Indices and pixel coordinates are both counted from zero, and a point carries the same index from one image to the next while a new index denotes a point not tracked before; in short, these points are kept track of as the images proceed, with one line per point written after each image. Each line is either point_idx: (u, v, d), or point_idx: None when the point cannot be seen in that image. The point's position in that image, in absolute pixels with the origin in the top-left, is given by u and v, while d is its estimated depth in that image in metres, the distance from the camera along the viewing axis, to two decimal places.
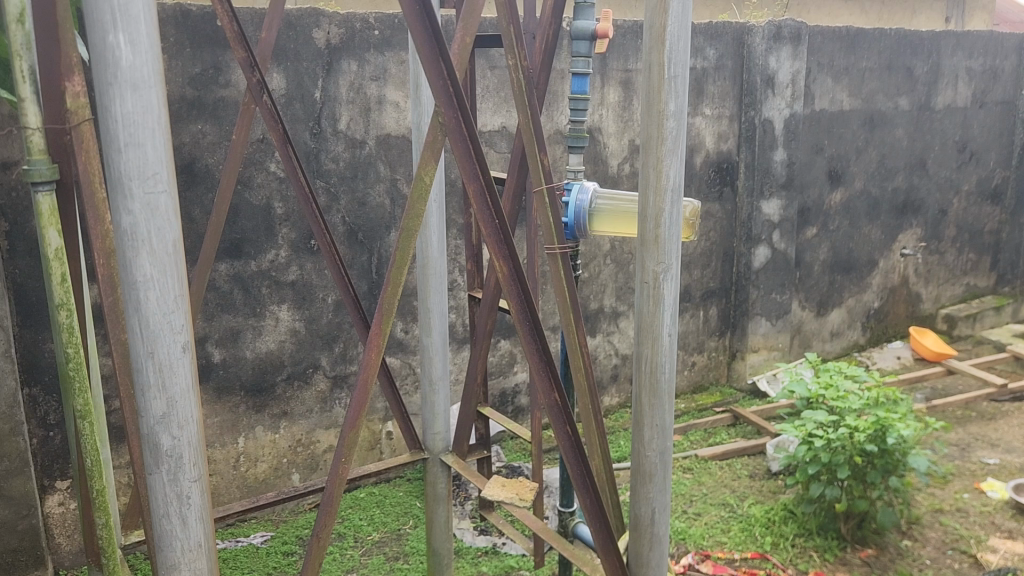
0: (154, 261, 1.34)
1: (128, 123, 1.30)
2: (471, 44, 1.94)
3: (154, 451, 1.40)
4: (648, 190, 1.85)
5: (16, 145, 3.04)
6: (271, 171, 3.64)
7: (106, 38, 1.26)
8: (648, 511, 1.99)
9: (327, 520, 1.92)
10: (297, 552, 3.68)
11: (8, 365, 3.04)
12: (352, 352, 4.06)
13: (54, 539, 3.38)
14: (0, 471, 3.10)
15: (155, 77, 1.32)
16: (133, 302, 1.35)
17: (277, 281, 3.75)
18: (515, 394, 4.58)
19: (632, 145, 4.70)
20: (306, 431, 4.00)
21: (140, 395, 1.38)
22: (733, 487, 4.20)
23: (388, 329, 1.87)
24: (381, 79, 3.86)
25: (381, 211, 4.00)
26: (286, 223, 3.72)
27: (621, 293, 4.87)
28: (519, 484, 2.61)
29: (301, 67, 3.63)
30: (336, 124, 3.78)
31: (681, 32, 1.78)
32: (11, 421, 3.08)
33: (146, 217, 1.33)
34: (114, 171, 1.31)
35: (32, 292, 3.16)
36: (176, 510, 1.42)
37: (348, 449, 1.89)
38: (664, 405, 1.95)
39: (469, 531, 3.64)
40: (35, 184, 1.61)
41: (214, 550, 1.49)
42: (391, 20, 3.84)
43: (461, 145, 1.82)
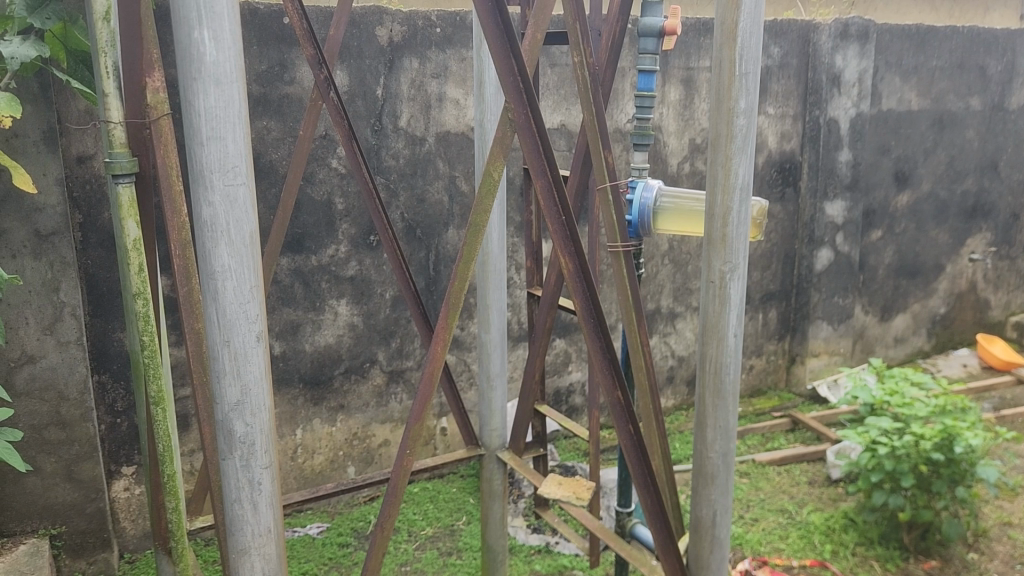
0: (232, 251, 1.37)
1: (210, 117, 1.33)
2: (540, 41, 1.95)
3: (228, 437, 1.43)
4: (716, 189, 1.84)
5: (92, 139, 3.15)
6: (333, 167, 3.69)
7: (191, 34, 1.30)
8: (709, 514, 1.97)
9: (391, 510, 1.95)
10: (352, 544, 3.72)
11: (80, 352, 3.14)
12: (408, 348, 4.11)
13: (119, 523, 3.49)
14: (70, 456, 3.20)
15: (237, 73, 1.35)
16: (211, 291, 1.38)
17: (337, 276, 3.81)
18: (570, 393, 4.57)
19: (692, 144, 4.65)
20: (362, 425, 4.05)
21: (216, 381, 1.41)
22: (791, 493, 4.13)
23: (453, 325, 1.88)
24: (441, 77, 3.89)
25: (439, 208, 4.03)
26: (347, 218, 3.78)
27: (678, 294, 4.83)
28: (576, 483, 2.61)
29: (364, 64, 3.66)
30: (397, 121, 3.81)
31: (753, 28, 1.76)
32: (83, 407, 3.18)
33: (225, 209, 1.36)
34: (196, 164, 1.34)
35: (103, 282, 3.26)
36: (248, 495, 1.45)
37: (411, 442, 1.91)
38: (729, 406, 1.93)
39: (523, 529, 3.64)
40: (116, 176, 1.67)
41: (282, 537, 1.52)
42: (453, 18, 3.87)
43: (530, 142, 1.83)
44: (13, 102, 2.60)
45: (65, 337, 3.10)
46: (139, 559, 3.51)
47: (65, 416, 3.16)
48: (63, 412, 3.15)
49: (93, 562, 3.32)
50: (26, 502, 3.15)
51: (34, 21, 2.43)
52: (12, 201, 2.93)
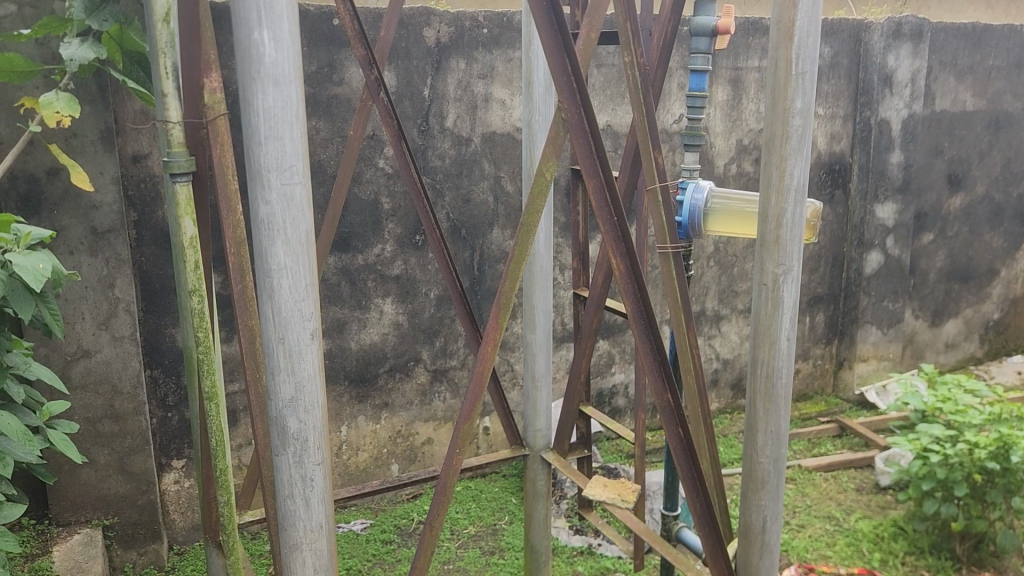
0: (288, 249, 1.39)
1: (269, 117, 1.35)
2: (594, 40, 1.95)
3: (281, 433, 1.45)
4: (769, 190, 1.81)
5: (147, 138, 3.23)
6: (380, 167, 3.72)
7: (251, 35, 1.32)
8: (759, 519, 1.95)
9: (441, 508, 1.96)
10: (396, 541, 3.75)
11: (133, 347, 3.20)
12: (452, 347, 4.13)
13: (169, 516, 3.56)
14: (123, 449, 3.27)
15: (295, 73, 1.36)
16: (267, 289, 1.40)
17: (382, 275, 3.84)
18: (613, 394, 4.55)
19: (740, 146, 4.59)
20: (405, 423, 4.07)
21: (271, 377, 1.43)
22: (839, 500, 4.06)
23: (504, 324, 1.89)
24: (488, 77, 3.90)
25: (484, 208, 4.04)
26: (393, 218, 3.81)
27: (724, 296, 4.78)
28: (621, 485, 2.59)
29: (411, 65, 3.69)
30: (444, 122, 3.83)
31: (811, 28, 1.74)
32: (135, 401, 3.25)
33: (282, 208, 1.38)
34: (254, 163, 1.36)
35: (157, 278, 3.34)
36: (300, 491, 1.47)
37: (461, 440, 1.92)
38: (780, 411, 1.91)
39: (565, 530, 3.63)
40: (173, 175, 1.70)
41: (334, 534, 1.53)
42: (500, 18, 3.87)
43: (582, 141, 1.82)
44: (72, 102, 2.67)
45: (119, 332, 3.17)
46: (188, 551, 3.58)
47: (118, 410, 3.23)
48: (116, 406, 3.22)
49: (144, 553, 3.39)
50: (80, 492, 3.22)
51: (92, 23, 2.50)
52: (70, 198, 3.01)
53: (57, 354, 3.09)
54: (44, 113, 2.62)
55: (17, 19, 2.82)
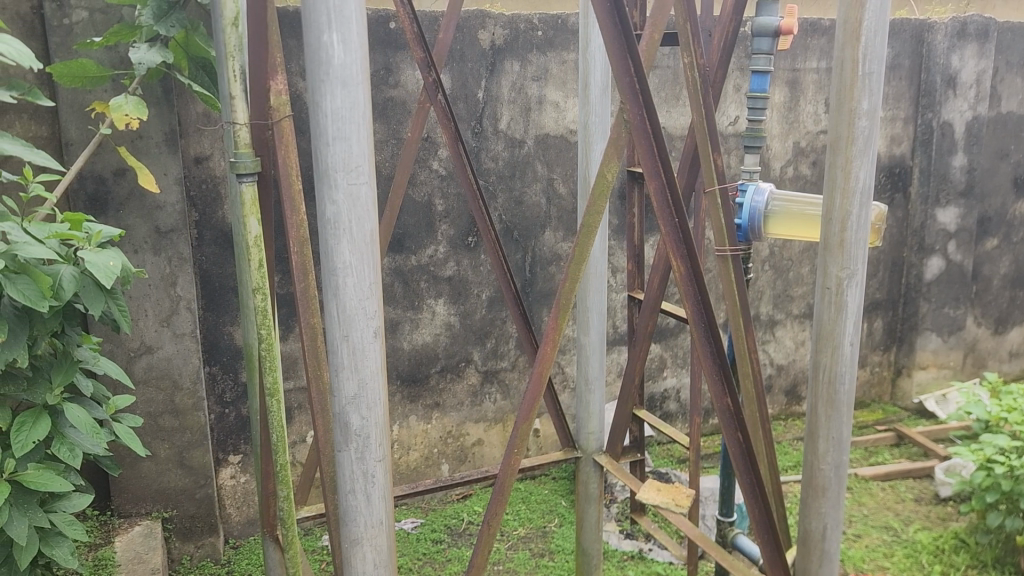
0: (353, 248, 1.41)
1: (336, 118, 1.37)
2: (657, 40, 1.96)
3: (344, 429, 1.47)
4: (834, 192, 1.79)
5: (209, 140, 3.30)
6: (434, 169, 3.75)
7: (321, 37, 1.34)
8: (819, 527, 1.92)
9: (498, 508, 1.98)
10: (446, 541, 3.77)
11: (194, 344, 3.28)
12: (504, 348, 4.13)
13: (225, 510, 3.64)
14: (183, 443, 3.35)
15: (362, 75, 1.38)
16: (332, 287, 1.43)
17: (435, 276, 3.87)
18: (664, 398, 4.52)
19: (797, 148, 4.52)
20: (456, 423, 4.10)
21: (334, 374, 1.46)
22: (897, 510, 3.97)
23: (564, 325, 1.91)
24: (542, 79, 3.90)
25: (536, 210, 4.04)
26: (446, 220, 3.83)
27: (779, 301, 4.71)
28: (675, 490, 2.58)
29: (465, 67, 3.71)
30: (498, 124, 3.85)
31: (879, 27, 1.71)
32: (194, 397, 3.32)
33: (348, 208, 1.40)
34: (322, 163, 1.39)
35: (216, 277, 3.42)
36: (362, 487, 1.49)
37: (520, 440, 1.94)
38: (842, 418, 1.87)
39: (615, 534, 3.61)
40: (240, 176, 1.74)
41: (393, 531, 1.55)
42: (555, 20, 3.87)
43: (644, 142, 1.81)
44: (140, 105, 2.74)
45: (180, 329, 3.25)
46: (243, 545, 3.65)
47: (179, 405, 3.30)
48: (176, 401, 3.30)
49: (201, 545, 3.47)
50: (141, 485, 3.30)
51: (159, 29, 2.58)
52: (135, 199, 3.09)
53: (121, 349, 3.17)
54: (114, 116, 2.70)
55: (88, 25, 2.90)
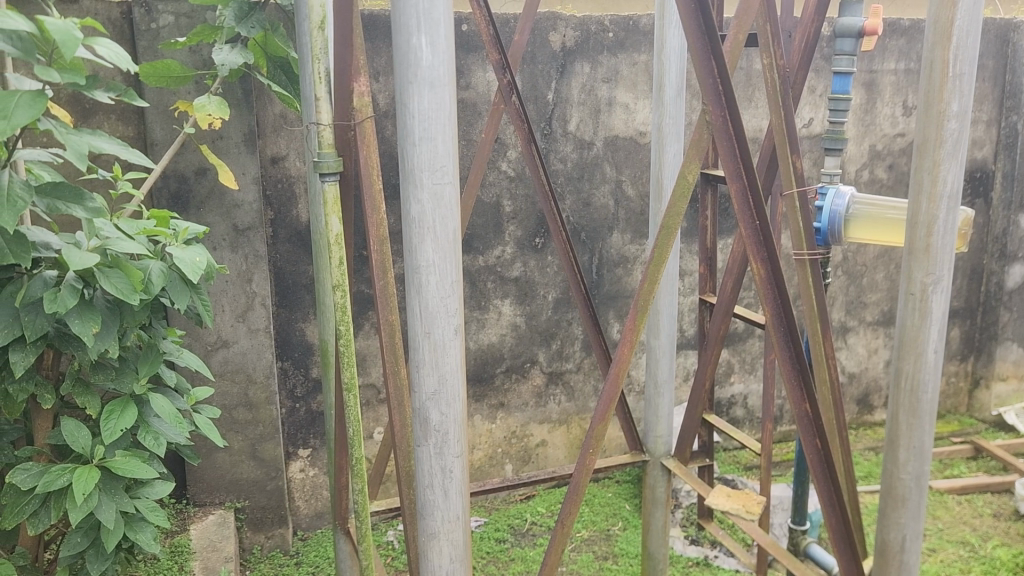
0: (436, 247, 1.44)
1: (423, 119, 1.40)
2: (743, 42, 1.97)
3: (424, 424, 1.50)
4: (920, 196, 1.75)
5: (285, 140, 3.38)
6: (502, 170, 3.77)
7: (410, 40, 1.37)
8: (898, 538, 1.88)
9: (573, 507, 2.01)
10: (509, 540, 3.79)
11: (267, 339, 3.36)
12: (569, 350, 4.13)
13: (294, 502, 3.73)
14: (255, 436, 3.43)
15: (449, 76, 1.41)
16: (415, 284, 1.46)
17: (502, 276, 3.89)
18: (731, 404, 4.46)
19: (873, 151, 4.41)
20: (520, 423, 4.12)
21: (415, 370, 1.49)
22: (974, 525, 3.85)
23: (642, 327, 1.92)
24: (612, 81, 3.89)
25: (604, 212, 4.04)
26: (514, 220, 3.85)
27: (852, 307, 4.61)
28: (745, 496, 2.56)
29: (536, 69, 3.73)
30: (567, 125, 3.85)
31: (971, 27, 1.67)
32: (267, 390, 3.41)
33: (432, 207, 1.42)
34: (408, 163, 1.42)
35: (289, 274, 3.50)
36: (440, 482, 1.51)
37: (596, 441, 1.96)
38: (925, 427, 1.83)
39: (680, 540, 3.58)
40: (323, 175, 1.77)
41: (469, 526, 1.57)
42: (627, 22, 3.85)
43: (726, 144, 1.80)
44: (222, 105, 2.83)
45: (255, 324, 3.34)
46: (311, 537, 3.74)
47: (252, 398, 3.39)
48: (250, 394, 3.38)
49: (271, 536, 3.56)
50: (215, 476, 3.39)
51: (241, 29, 2.67)
52: (215, 197, 3.18)
53: (199, 343, 3.27)
54: (198, 116, 2.79)
55: (174, 29, 3.01)
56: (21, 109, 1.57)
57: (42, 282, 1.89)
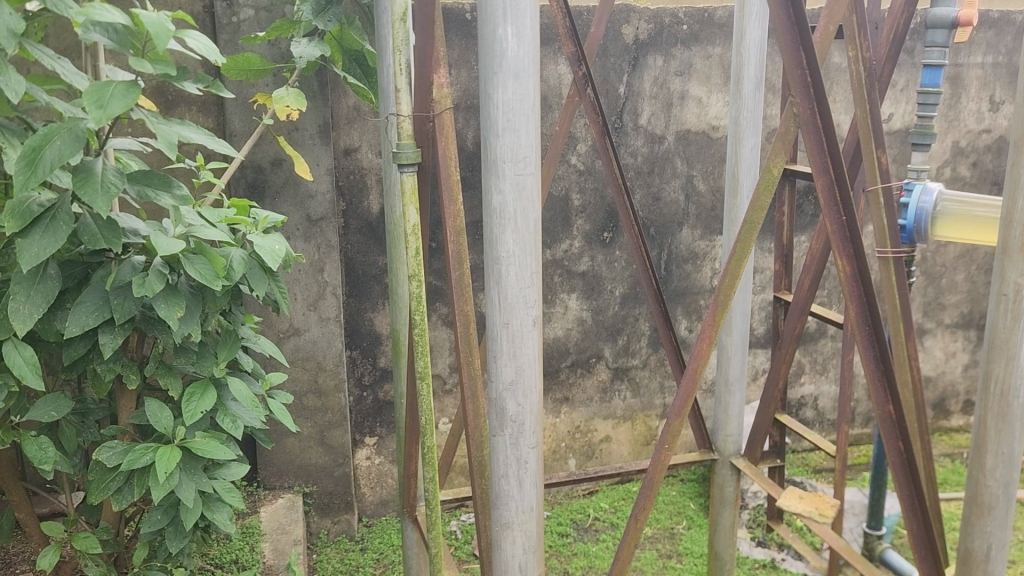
0: (517, 238, 1.45)
1: (507, 109, 1.41)
2: (833, 33, 1.94)
3: (500, 415, 1.52)
4: (1016, 193, 1.70)
5: (359, 132, 3.43)
6: (572, 164, 3.75)
7: (496, 30, 1.38)
8: (983, 547, 1.82)
9: (646, 504, 2.00)
10: (572, 534, 3.78)
11: (338, 328, 3.42)
12: (635, 346, 4.10)
13: (360, 489, 3.79)
14: (324, 422, 3.49)
15: (534, 67, 1.42)
16: (495, 275, 1.47)
17: (569, 271, 3.88)
18: (801, 405, 4.37)
19: (956, 147, 4.27)
20: (584, 418, 4.11)
21: (493, 360, 1.50)
22: None
23: (722, 322, 1.90)
24: (685, 74, 3.84)
25: (674, 207, 3.99)
26: (582, 215, 3.83)
27: (929, 309, 4.47)
28: (819, 499, 2.52)
29: (608, 62, 3.70)
30: (638, 119, 3.81)
31: None
32: (336, 378, 3.46)
33: (514, 196, 1.43)
34: (491, 154, 1.43)
35: (359, 264, 3.56)
36: (514, 472, 1.53)
37: (672, 436, 1.95)
38: (1016, 434, 1.77)
39: (747, 541, 3.53)
40: (401, 166, 1.78)
41: (542, 517, 1.58)
42: (701, 14, 3.79)
43: (814, 137, 1.77)
44: (300, 96, 2.88)
45: (326, 313, 3.39)
46: (376, 524, 3.80)
47: (322, 385, 3.45)
48: (320, 381, 3.44)
49: (337, 521, 3.62)
50: (285, 460, 3.47)
51: (318, 22, 2.70)
52: (290, 187, 3.24)
53: (272, 330, 3.34)
54: (276, 108, 2.85)
55: (254, 22, 3.07)
56: (116, 99, 1.62)
57: (130, 266, 1.95)
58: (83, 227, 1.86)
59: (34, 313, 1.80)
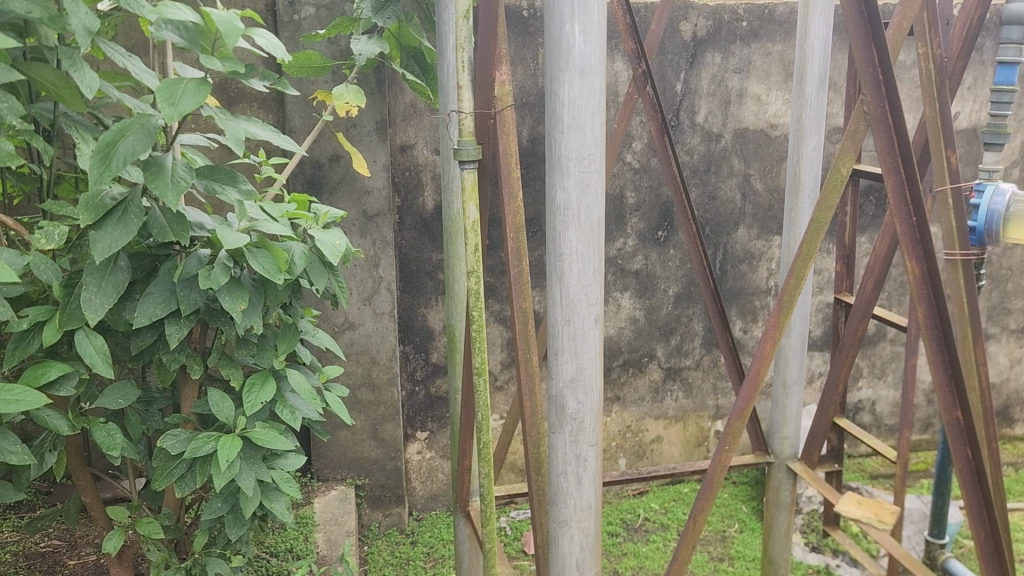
0: (580, 236, 1.46)
1: (573, 107, 1.42)
2: (907, 30, 1.90)
3: (560, 412, 1.53)
4: None
5: (414, 130, 3.45)
6: (627, 162, 3.72)
7: (563, 28, 1.39)
8: None
9: (705, 505, 1.98)
10: (622, 534, 3.77)
11: (391, 323, 3.45)
12: (689, 346, 4.06)
13: (411, 483, 3.83)
14: (377, 416, 3.53)
15: (600, 65, 1.42)
16: (558, 272, 1.49)
17: (623, 269, 3.86)
18: (858, 409, 4.29)
19: None
20: (636, 418, 4.08)
21: (554, 357, 1.52)
22: None
23: (786, 323, 1.88)
24: (744, 71, 3.78)
25: (730, 206, 3.94)
26: (636, 213, 3.80)
27: (994, 313, 4.34)
28: (878, 505, 2.47)
29: (665, 59, 3.67)
30: (695, 117, 3.78)
31: None
32: (389, 372, 3.50)
33: (578, 194, 1.45)
34: (556, 151, 1.44)
35: (413, 260, 3.59)
36: (573, 469, 1.55)
37: (733, 436, 1.94)
38: None
39: (801, 547, 3.47)
40: (462, 162, 1.79)
41: (600, 515, 1.60)
42: (762, 10, 3.73)
43: (884, 136, 1.74)
44: (359, 93, 2.91)
45: (380, 308, 3.43)
46: (426, 518, 3.83)
47: (375, 379, 3.49)
48: (374, 375, 3.48)
49: (388, 515, 3.66)
50: (338, 453, 3.52)
51: (378, 20, 2.73)
52: (347, 183, 3.29)
53: (327, 324, 3.38)
54: (336, 104, 2.88)
55: (314, 20, 3.12)
56: (187, 96, 1.65)
57: (197, 259, 2.00)
58: (153, 220, 1.91)
59: (105, 303, 1.84)
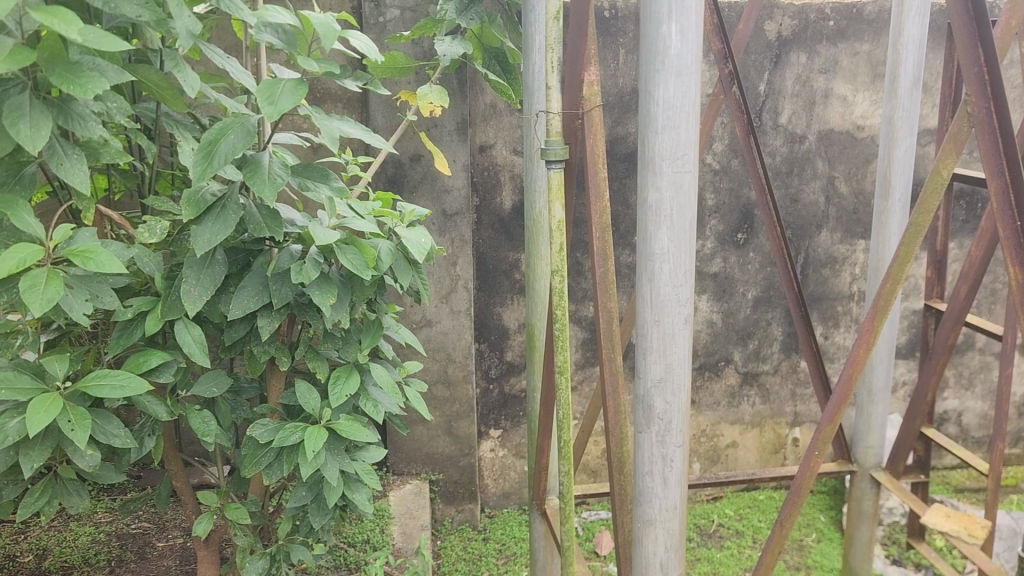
0: (672, 236, 1.46)
1: (668, 106, 1.42)
2: (1013, 31, 1.85)
3: (647, 412, 1.54)
4: None
5: (494, 130, 3.48)
6: (706, 163, 3.68)
7: (660, 28, 1.40)
8: None
9: (790, 511, 1.96)
10: (695, 539, 3.74)
11: (467, 321, 3.49)
12: (766, 351, 3.99)
13: (483, 479, 3.86)
14: (452, 413, 3.58)
15: (696, 65, 1.42)
16: (647, 272, 1.49)
17: (700, 271, 3.82)
18: (943, 420, 4.16)
19: None
20: (710, 423, 4.04)
21: (642, 357, 1.53)
22: None
23: (881, 326, 1.86)
24: (830, 72, 3.70)
25: (813, 209, 3.87)
26: (716, 215, 3.75)
27: None
28: None
29: (748, 59, 3.61)
30: (778, 117, 3.71)
31: None
32: (465, 370, 3.54)
33: (671, 194, 1.45)
34: (650, 151, 1.45)
35: (490, 259, 3.62)
36: (659, 469, 1.55)
37: (821, 442, 1.91)
38: None
39: (882, 560, 3.38)
40: (549, 162, 1.79)
41: (685, 516, 1.60)
42: (850, 9, 3.65)
43: (988, 138, 1.70)
44: (442, 93, 2.95)
45: (457, 306, 3.47)
46: (498, 515, 3.86)
47: (451, 376, 3.53)
48: (449, 372, 3.53)
49: (461, 510, 3.70)
50: (413, 448, 3.57)
51: (462, 20, 2.76)
52: (427, 182, 3.33)
53: (406, 320, 3.44)
54: (420, 104, 2.93)
55: (399, 22, 3.18)
56: (285, 96, 1.70)
57: (289, 254, 2.06)
58: (249, 216, 1.97)
59: (203, 295, 1.92)
